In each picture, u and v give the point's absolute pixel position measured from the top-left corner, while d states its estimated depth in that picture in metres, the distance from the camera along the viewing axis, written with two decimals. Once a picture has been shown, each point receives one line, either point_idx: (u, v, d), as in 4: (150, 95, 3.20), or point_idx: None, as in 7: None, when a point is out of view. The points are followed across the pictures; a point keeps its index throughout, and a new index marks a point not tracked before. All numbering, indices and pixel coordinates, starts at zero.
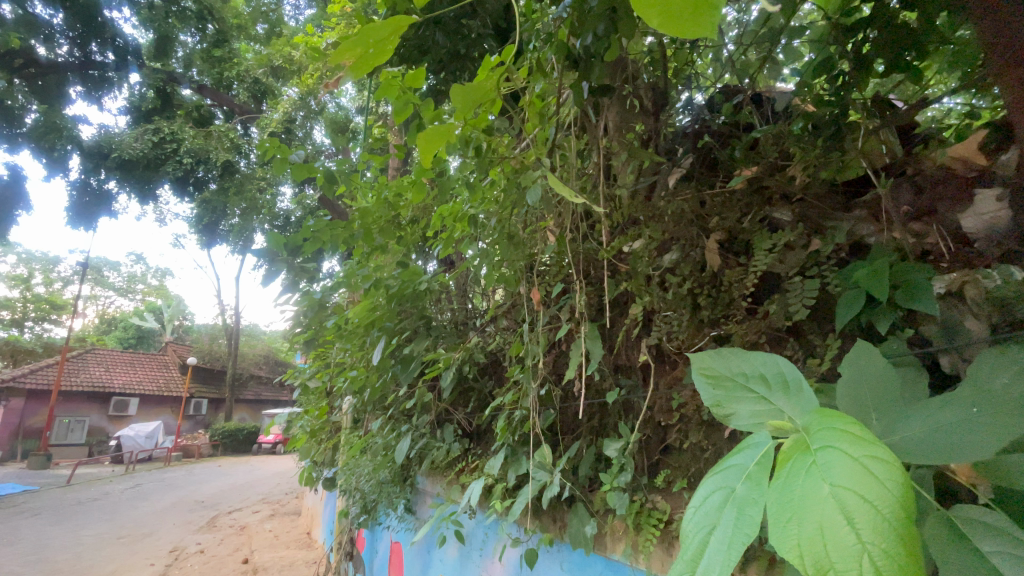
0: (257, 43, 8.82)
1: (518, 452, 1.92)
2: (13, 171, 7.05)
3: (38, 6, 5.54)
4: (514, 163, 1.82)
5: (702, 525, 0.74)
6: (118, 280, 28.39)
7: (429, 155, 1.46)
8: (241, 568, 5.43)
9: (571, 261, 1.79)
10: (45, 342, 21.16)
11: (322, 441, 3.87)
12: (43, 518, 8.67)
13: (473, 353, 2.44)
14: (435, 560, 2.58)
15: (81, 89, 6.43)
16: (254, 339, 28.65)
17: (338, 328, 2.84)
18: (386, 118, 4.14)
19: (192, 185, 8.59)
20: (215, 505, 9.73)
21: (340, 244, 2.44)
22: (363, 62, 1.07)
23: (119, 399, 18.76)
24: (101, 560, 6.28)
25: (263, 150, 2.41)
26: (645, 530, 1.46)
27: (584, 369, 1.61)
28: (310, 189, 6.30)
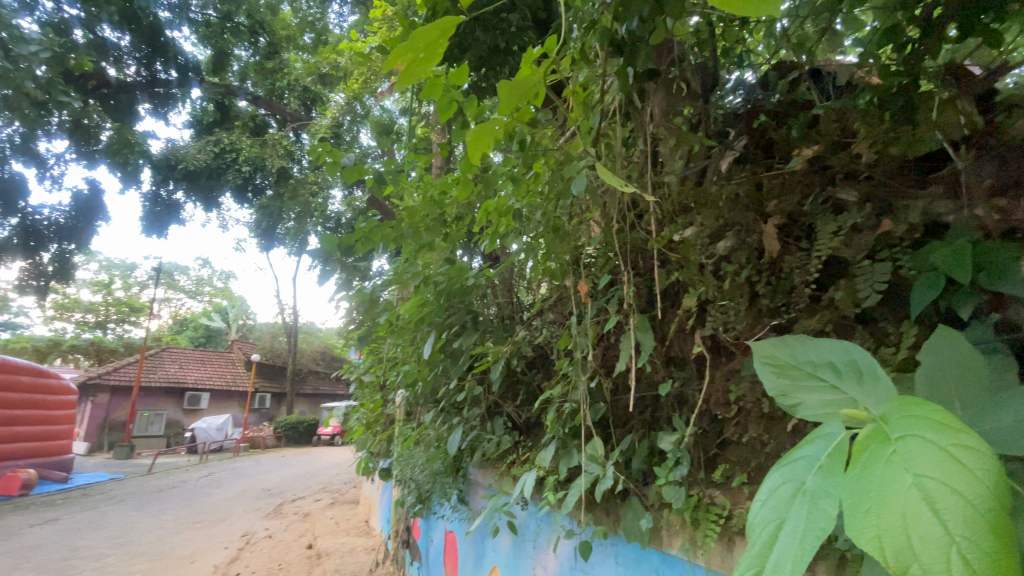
0: (306, 53, 9.16)
1: (568, 445, 1.91)
2: (93, 185, 7.74)
3: (108, 30, 6.38)
4: (559, 155, 1.80)
5: (770, 519, 0.71)
6: (188, 283, 30.34)
7: (478, 153, 1.46)
8: (305, 553, 5.73)
9: (619, 251, 1.75)
10: (126, 342, 23.04)
11: (377, 433, 4.01)
12: (130, 503, 9.48)
13: (520, 347, 2.45)
14: (489, 550, 2.62)
15: (149, 105, 7.44)
16: (311, 336, 30.04)
17: (390, 325, 2.93)
18: (430, 118, 4.20)
19: (252, 192, 8.69)
20: (280, 493, 10.32)
21: (389, 243, 2.49)
22: (413, 68, 1.10)
23: (192, 394, 20.28)
24: (180, 543, 6.78)
25: (317, 156, 2.51)
26: (704, 525, 1.41)
27: (635, 361, 1.57)
28: (360, 191, 6.55)
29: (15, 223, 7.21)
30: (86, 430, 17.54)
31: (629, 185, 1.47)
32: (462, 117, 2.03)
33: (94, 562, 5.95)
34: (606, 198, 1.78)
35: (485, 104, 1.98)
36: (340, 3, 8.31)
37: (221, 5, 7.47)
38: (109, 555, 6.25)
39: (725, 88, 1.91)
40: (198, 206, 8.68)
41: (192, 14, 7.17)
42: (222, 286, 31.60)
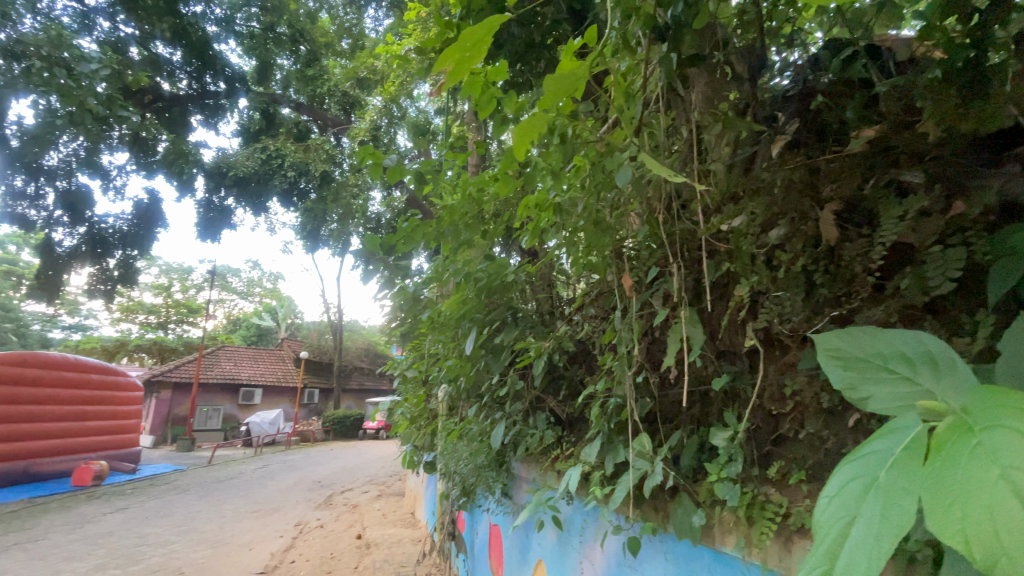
0: (343, 58, 9.40)
1: (613, 440, 1.87)
2: (152, 194, 8.24)
3: (161, 47, 7.01)
4: (599, 146, 1.78)
5: (838, 516, 0.69)
6: (240, 284, 31.80)
7: (523, 148, 1.45)
8: (355, 543, 5.94)
9: (665, 243, 1.71)
10: (185, 341, 24.45)
11: (422, 427, 4.10)
12: (192, 493, 10.07)
13: (563, 342, 2.42)
14: (534, 543, 2.64)
15: (200, 116, 8.00)
16: (355, 334, 30.98)
17: (431, 322, 2.98)
18: (466, 117, 4.24)
19: (297, 197, 8.96)
20: (329, 485, 10.73)
21: (430, 242, 2.53)
22: (460, 67, 1.11)
23: (246, 390, 21.36)
24: (240, 531, 7.15)
25: (360, 157, 2.58)
26: (760, 523, 1.36)
27: (684, 356, 1.52)
28: (400, 191, 6.72)
29: (82, 231, 7.85)
30: (152, 423, 18.78)
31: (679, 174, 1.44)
32: (503, 113, 2.05)
33: (162, 548, 6.32)
34: (651, 188, 1.74)
35: (523, 98, 1.97)
36: (376, 8, 8.49)
37: (264, 16, 8.07)
38: (175, 541, 6.64)
39: (771, 71, 1.85)
40: (247, 211, 9.06)
41: (237, 27, 7.78)
42: (271, 286, 32.98)
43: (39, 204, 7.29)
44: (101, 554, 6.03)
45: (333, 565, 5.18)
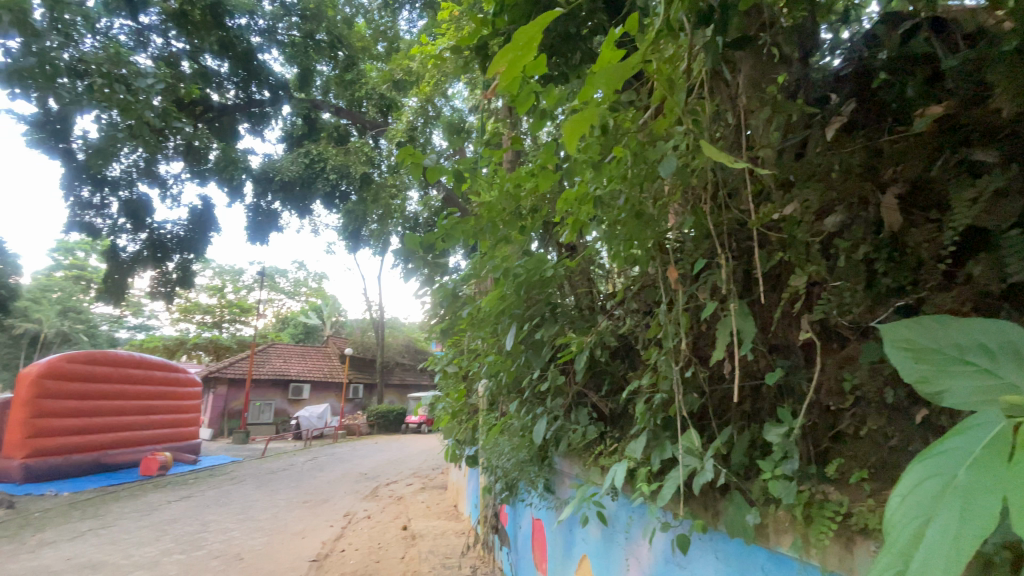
0: (380, 62, 9.56)
1: (659, 436, 1.83)
2: (205, 200, 8.69)
3: (210, 59, 7.42)
4: (643, 136, 1.74)
5: (913, 516, 0.65)
6: (287, 284, 33.10)
7: (572, 142, 1.42)
8: (401, 534, 6.12)
9: (713, 232, 1.65)
10: (239, 339, 25.75)
11: (463, 422, 4.17)
12: (248, 484, 10.62)
13: (604, 337, 2.37)
14: (578, 539, 2.63)
15: (248, 125, 8.44)
16: (396, 330, 31.75)
17: (471, 318, 3.00)
18: (501, 114, 4.26)
19: (339, 199, 9.23)
20: (375, 477, 11.08)
21: (469, 238, 2.55)
22: (513, 63, 1.20)
23: (295, 385, 22.31)
24: (293, 520, 7.47)
25: (400, 158, 2.63)
26: (818, 522, 1.30)
27: (735, 350, 1.47)
28: (438, 189, 6.83)
29: (143, 238, 8.37)
30: (210, 417, 19.89)
31: (736, 160, 1.40)
32: (542, 107, 2.04)
33: (223, 535, 6.69)
34: (696, 177, 1.69)
35: (561, 90, 1.95)
36: (410, 9, 8.62)
37: (304, 25, 8.23)
38: (234, 529, 7.00)
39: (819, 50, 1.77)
40: (293, 215, 9.36)
41: (279, 36, 8.08)
42: (316, 285, 34.20)
43: (104, 212, 7.84)
44: (168, 540, 6.42)
45: (380, 555, 5.34)
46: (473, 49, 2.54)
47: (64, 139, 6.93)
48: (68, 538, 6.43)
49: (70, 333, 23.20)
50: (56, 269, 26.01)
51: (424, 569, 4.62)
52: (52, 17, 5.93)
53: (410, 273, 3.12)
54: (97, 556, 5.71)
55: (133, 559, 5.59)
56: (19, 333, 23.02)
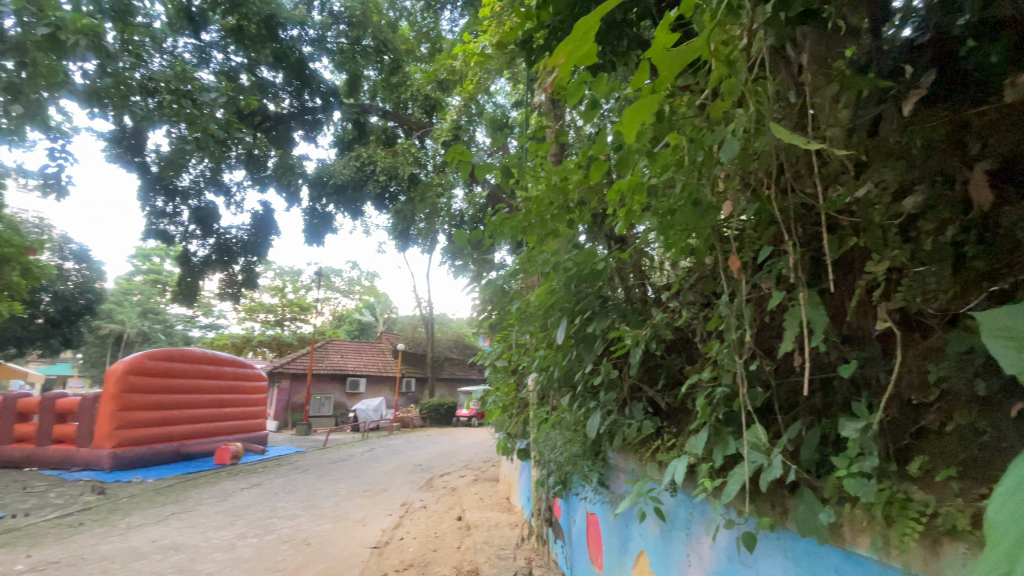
0: (424, 63, 9.60)
1: (721, 432, 1.77)
2: (266, 205, 9.21)
3: (265, 72, 8.08)
4: (700, 121, 1.71)
5: (1018, 517, 0.61)
6: (342, 283, 34.52)
7: (632, 131, 1.39)
8: (457, 524, 6.29)
9: (779, 218, 1.58)
10: (299, 336, 27.18)
11: (514, 416, 4.22)
12: (312, 473, 11.22)
13: (660, 330, 2.29)
14: (635, 534, 2.60)
15: (302, 132, 8.87)
16: (445, 325, 32.45)
17: (521, 312, 3.02)
18: (546, 107, 4.23)
19: (388, 200, 9.50)
20: (429, 469, 11.41)
21: (516, 233, 2.60)
22: (569, 55, 1.21)
23: (352, 379, 23.32)
24: (353, 508, 7.81)
25: (448, 157, 2.67)
26: (901, 523, 1.23)
27: (806, 341, 1.39)
28: (483, 186, 6.91)
29: (211, 243, 8.94)
30: (276, 410, 21.15)
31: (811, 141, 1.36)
32: (593, 97, 2.01)
33: (290, 521, 7.09)
34: (758, 160, 1.62)
35: (613, 79, 1.92)
36: (451, 9, 8.72)
37: (350, 32, 8.63)
38: (300, 515, 7.41)
39: (891, 21, 1.63)
40: (346, 216, 9.75)
41: (328, 44, 8.52)
42: (368, 284, 35.44)
43: (177, 220, 8.48)
44: (242, 525, 6.87)
45: (437, 544, 5.51)
46: (519, 42, 2.50)
47: (138, 153, 7.63)
48: (154, 521, 7.00)
49: (150, 332, 25.21)
50: (137, 275, 28.35)
51: (480, 559, 4.71)
52: (123, 40, 6.50)
53: (459, 270, 3.20)
54: (180, 539, 6.18)
55: (213, 542, 6.04)
56: (108, 333, 25.28)
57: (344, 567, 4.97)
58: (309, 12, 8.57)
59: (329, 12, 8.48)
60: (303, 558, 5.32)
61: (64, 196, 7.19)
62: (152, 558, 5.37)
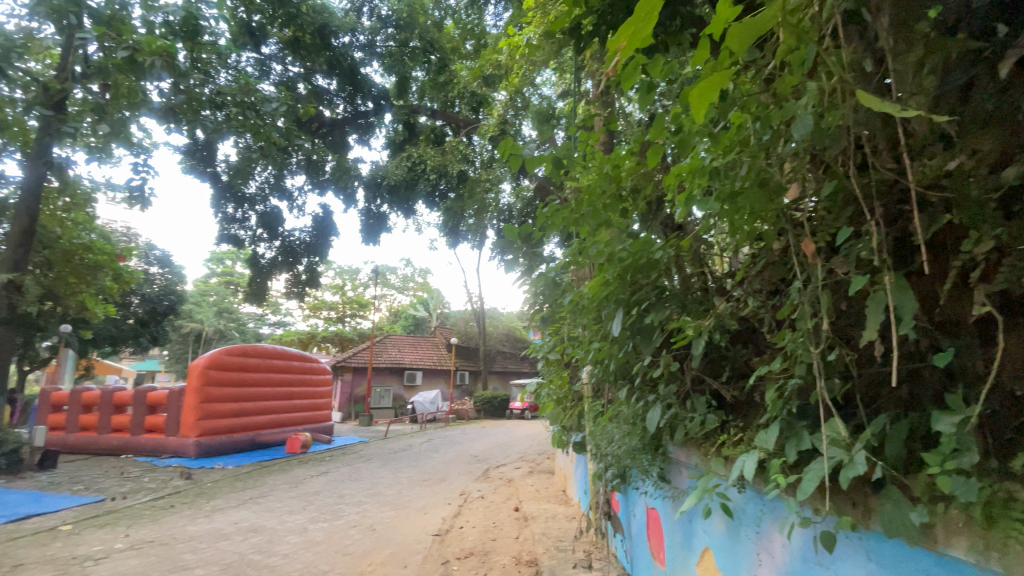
0: (469, 61, 9.61)
1: (795, 426, 1.67)
2: (325, 208, 9.66)
3: (321, 80, 8.58)
4: (766, 98, 1.63)
5: None
6: (397, 280, 35.67)
7: (700, 112, 1.33)
8: (514, 514, 6.39)
9: (858, 196, 1.47)
10: (359, 332, 28.46)
11: (568, 408, 4.24)
12: (375, 462, 11.74)
13: (723, 320, 2.19)
14: (699, 530, 2.53)
15: (355, 136, 9.25)
16: (496, 318, 32.82)
17: (574, 305, 2.98)
18: (597, 93, 4.13)
19: (438, 198, 9.66)
20: (486, 460, 11.63)
21: (568, 225, 2.58)
22: (633, 38, 1.19)
23: (409, 372, 24.16)
24: (415, 496, 8.11)
25: (498, 151, 2.70)
26: (1008, 527, 1.11)
27: (894, 328, 1.29)
28: (530, 179, 6.96)
29: (278, 244, 9.50)
30: (340, 402, 22.31)
31: (901, 108, 1.26)
32: (648, 80, 1.96)
33: (357, 507, 7.47)
34: (833, 135, 1.52)
35: (669, 59, 1.86)
36: (495, 4, 8.72)
37: (399, 35, 9.06)
38: (366, 502, 7.78)
39: None
40: (400, 215, 10.06)
41: (378, 49, 9.12)
42: (422, 280, 36.41)
43: (245, 225, 9.07)
44: (313, 509, 7.30)
45: (497, 533, 5.63)
46: (566, 30, 2.48)
47: (210, 163, 8.24)
48: (235, 505, 7.57)
49: (225, 330, 27.15)
50: (212, 276, 30.62)
51: (539, 550, 4.76)
52: (193, 58, 6.96)
53: (510, 264, 3.22)
54: (258, 522, 6.64)
55: (288, 525, 6.45)
56: (189, 331, 27.51)
57: (408, 553, 5.16)
58: (360, 18, 9.10)
59: (377, 16, 9.01)
60: (369, 543, 5.59)
61: (147, 206, 7.88)
62: (234, 539, 5.82)
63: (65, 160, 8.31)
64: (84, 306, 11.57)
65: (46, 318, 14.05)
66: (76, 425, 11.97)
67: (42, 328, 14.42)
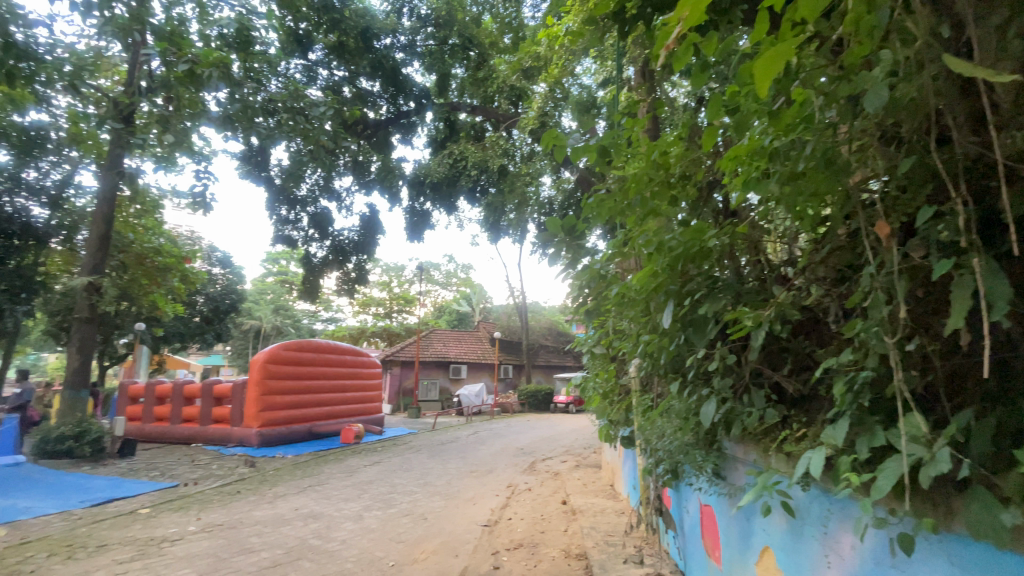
0: (508, 55, 9.58)
1: (867, 421, 1.56)
2: (372, 207, 9.95)
3: (366, 82, 8.85)
4: (833, 72, 1.53)
5: None
6: (441, 275, 36.28)
7: (765, 86, 1.26)
8: (562, 508, 6.39)
9: (941, 171, 1.36)
10: (406, 326, 29.26)
11: (615, 403, 4.18)
12: (424, 453, 12.05)
13: (784, 310, 2.08)
14: (758, 529, 2.43)
15: (399, 136, 9.47)
16: (539, 312, 32.81)
17: (621, 297, 2.90)
18: (639, 79, 4.03)
19: (480, 194, 9.70)
20: (532, 453, 11.68)
21: (614, 215, 2.52)
22: None
23: (454, 366, 24.60)
24: (463, 487, 8.26)
25: (541, 143, 2.68)
26: None
27: (983, 315, 1.19)
28: (571, 171, 6.88)
29: (328, 244, 9.87)
30: (389, 394, 23.06)
31: (992, 73, 1.16)
32: (701, 61, 1.90)
33: (409, 496, 7.70)
34: (909, 108, 1.41)
35: (724, 38, 1.79)
36: None
37: (438, 32, 9.19)
38: (417, 492, 8.00)
39: None
40: (442, 212, 10.21)
41: (418, 49, 9.26)
42: (465, 276, 36.88)
43: (298, 226, 9.48)
44: (367, 498, 7.59)
45: (545, 526, 5.66)
46: (610, 15, 2.40)
47: (264, 168, 8.69)
48: (295, 492, 7.97)
49: (281, 326, 28.58)
50: (268, 276, 32.26)
51: (589, 544, 4.73)
52: (246, 67, 7.32)
53: (554, 258, 3.18)
54: (317, 508, 6.97)
55: (344, 512, 6.73)
56: (248, 327, 29.17)
57: (459, 542, 5.27)
58: (400, 19, 9.28)
59: (417, 16, 9.17)
60: (421, 531, 5.75)
61: (209, 211, 8.39)
62: (296, 524, 6.14)
63: (136, 170, 9.00)
64: (155, 305, 12.49)
65: (123, 318, 15.26)
66: (151, 416, 12.97)
67: (119, 326, 15.64)
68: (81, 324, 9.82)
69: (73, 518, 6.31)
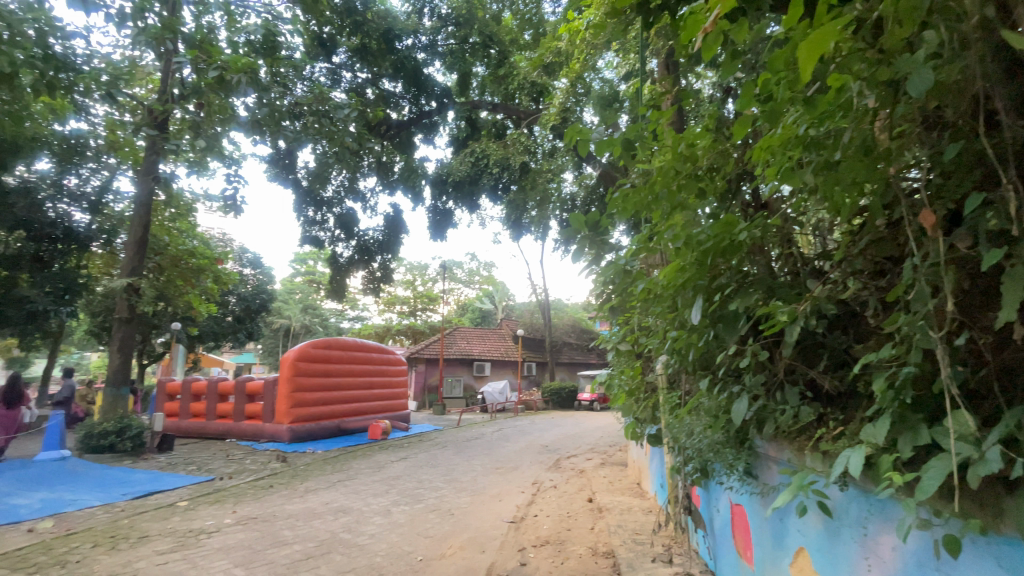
0: (528, 51, 9.52)
1: (909, 419, 1.50)
2: (396, 207, 10.07)
3: (390, 83, 8.97)
4: (872, 55, 1.46)
5: None
6: (464, 273, 36.49)
7: (807, 70, 1.21)
8: (588, 505, 6.37)
9: (991, 155, 1.29)
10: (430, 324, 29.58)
11: (642, 400, 4.14)
12: (449, 449, 12.17)
13: (820, 304, 2.02)
14: (792, 530, 2.37)
15: (421, 136, 9.56)
16: (563, 309, 32.67)
17: (647, 293, 2.84)
18: (663, 71, 3.96)
19: (502, 191, 9.68)
20: (557, 450, 11.66)
21: (640, 209, 2.48)
22: None
23: (478, 363, 24.74)
24: (488, 484, 8.32)
25: (565, 139, 2.67)
26: None
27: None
28: (594, 167, 6.82)
29: (354, 244, 10.04)
30: (414, 391, 23.36)
31: None
32: (731, 49, 1.84)
33: (436, 492, 7.79)
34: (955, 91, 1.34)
35: (755, 24, 1.73)
36: None
37: (459, 31, 9.24)
38: (443, 487, 8.08)
39: None
40: (465, 210, 10.27)
41: (438, 48, 9.31)
42: (487, 273, 37.00)
43: (325, 227, 9.67)
44: (395, 493, 7.71)
45: (571, 523, 5.66)
46: (634, 6, 2.35)
47: (291, 171, 8.93)
48: (325, 487, 8.16)
49: (309, 325, 29.27)
50: (297, 276, 33.06)
51: (616, 542, 4.70)
52: (273, 72, 7.49)
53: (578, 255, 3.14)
54: (346, 503, 7.12)
55: (372, 507, 6.86)
56: (278, 326, 29.98)
57: (485, 538, 5.31)
58: (421, 19, 9.35)
59: (438, 17, 9.25)
60: (448, 527, 5.81)
61: (240, 213, 8.65)
62: (326, 518, 6.29)
63: (171, 175, 9.35)
64: (190, 306, 12.93)
65: (161, 318, 15.87)
66: (188, 412, 13.46)
67: (157, 325, 16.27)
68: (121, 325, 10.25)
69: (117, 510, 6.61)
